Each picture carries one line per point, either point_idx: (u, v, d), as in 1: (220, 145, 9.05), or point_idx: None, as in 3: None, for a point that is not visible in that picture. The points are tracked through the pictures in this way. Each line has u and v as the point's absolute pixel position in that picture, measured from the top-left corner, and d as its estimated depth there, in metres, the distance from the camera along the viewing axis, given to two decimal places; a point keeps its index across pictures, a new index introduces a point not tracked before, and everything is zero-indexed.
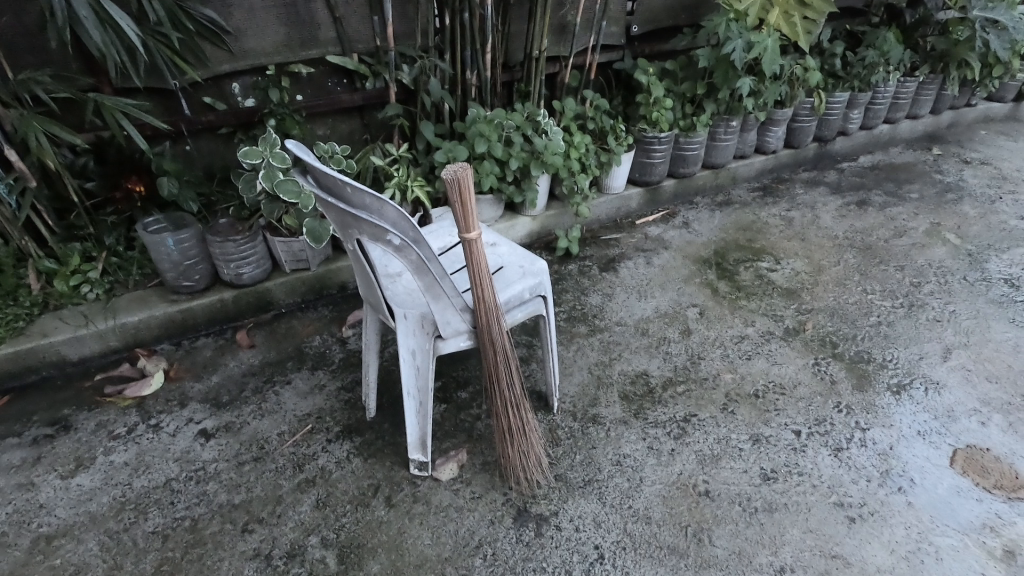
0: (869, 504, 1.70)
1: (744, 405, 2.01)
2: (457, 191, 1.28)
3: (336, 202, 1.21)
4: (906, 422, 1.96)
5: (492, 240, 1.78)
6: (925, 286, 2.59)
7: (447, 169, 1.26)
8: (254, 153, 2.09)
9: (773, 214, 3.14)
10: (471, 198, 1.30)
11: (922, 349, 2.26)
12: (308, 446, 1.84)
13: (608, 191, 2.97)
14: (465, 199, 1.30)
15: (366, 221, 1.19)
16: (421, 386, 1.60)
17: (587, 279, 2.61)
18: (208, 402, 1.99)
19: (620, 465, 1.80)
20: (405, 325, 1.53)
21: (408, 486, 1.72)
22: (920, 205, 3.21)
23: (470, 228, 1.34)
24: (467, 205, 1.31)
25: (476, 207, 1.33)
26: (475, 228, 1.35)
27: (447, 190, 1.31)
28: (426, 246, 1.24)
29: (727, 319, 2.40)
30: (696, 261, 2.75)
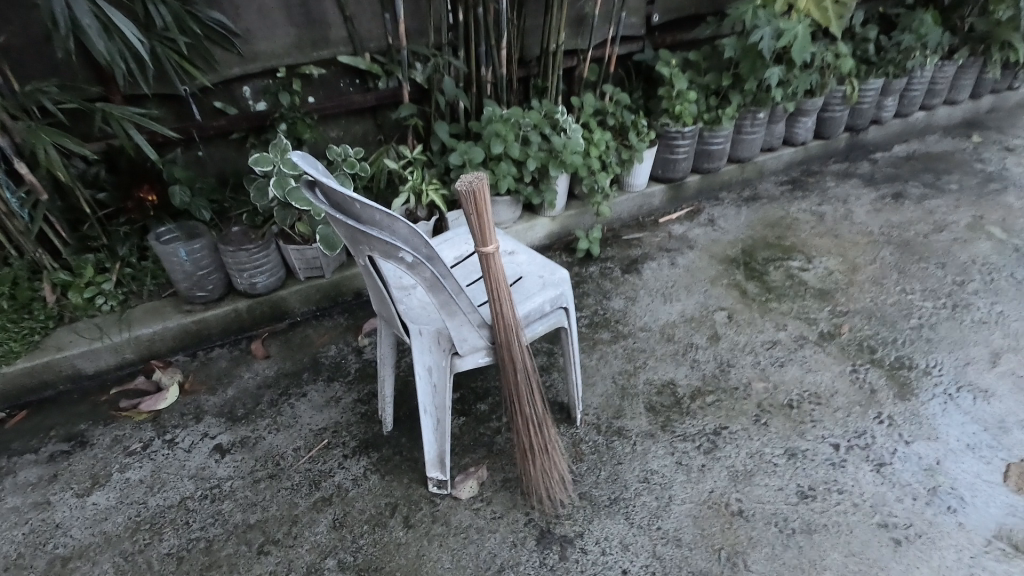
0: (916, 524, 1.60)
1: (778, 417, 1.91)
2: (472, 203, 1.20)
3: (345, 219, 1.14)
4: (954, 435, 1.84)
5: (511, 247, 1.70)
6: (969, 285, 2.45)
7: (461, 179, 1.18)
8: (265, 160, 2.05)
9: (802, 209, 3.01)
10: (486, 209, 1.22)
11: (968, 353, 2.13)
12: (324, 462, 1.79)
13: (629, 189, 2.87)
14: (481, 211, 1.22)
15: (376, 238, 1.12)
16: (437, 403, 1.53)
17: (609, 282, 2.51)
18: (224, 416, 1.95)
19: (647, 482, 1.72)
20: (420, 342, 1.46)
21: (427, 505, 1.66)
22: (961, 197, 3.05)
23: (486, 241, 1.26)
24: (482, 218, 1.23)
25: (493, 218, 1.25)
26: (493, 240, 1.27)
27: (462, 203, 1.23)
28: (440, 263, 1.16)
29: (758, 323, 2.29)
30: (722, 261, 2.63)
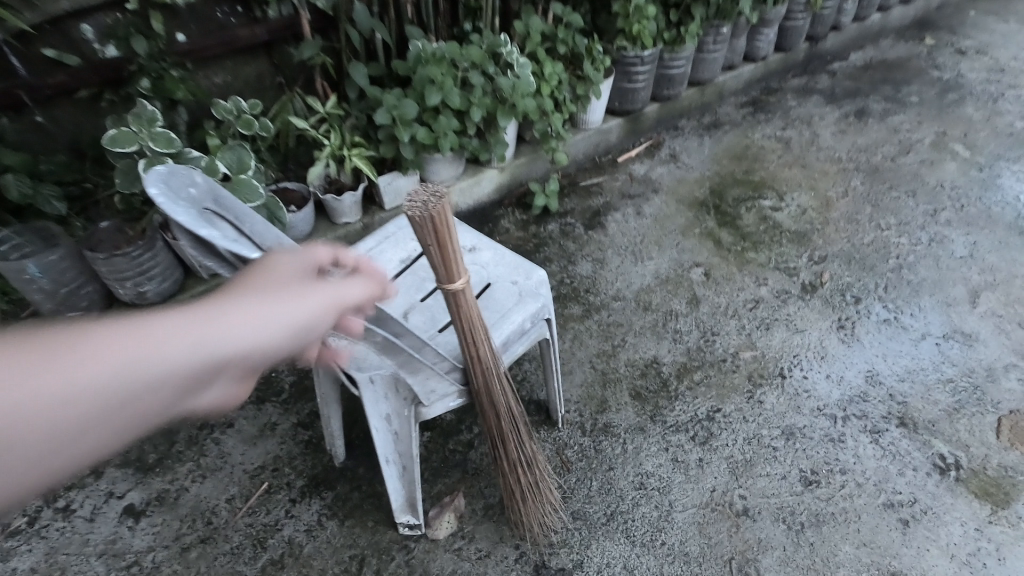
0: (920, 500, 1.53)
1: (772, 390, 1.76)
2: (431, 235, 0.86)
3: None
4: (945, 392, 1.76)
5: (471, 241, 1.35)
6: (940, 215, 2.33)
7: (407, 197, 0.84)
8: (126, 138, 1.55)
9: (767, 135, 2.76)
10: (449, 235, 0.88)
11: (948, 296, 2.03)
12: (267, 513, 1.50)
13: (584, 127, 2.51)
14: (443, 241, 0.88)
15: None
16: (401, 450, 1.25)
17: (572, 241, 2.22)
18: (131, 466, 1.59)
19: (644, 488, 1.55)
20: (373, 391, 1.13)
21: (399, 552, 1.42)
22: (922, 111, 2.89)
23: (452, 276, 0.94)
24: (446, 250, 0.89)
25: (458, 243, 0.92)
26: (460, 271, 0.94)
27: (415, 231, 0.88)
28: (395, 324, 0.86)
29: (737, 279, 2.09)
30: (691, 205, 2.39)
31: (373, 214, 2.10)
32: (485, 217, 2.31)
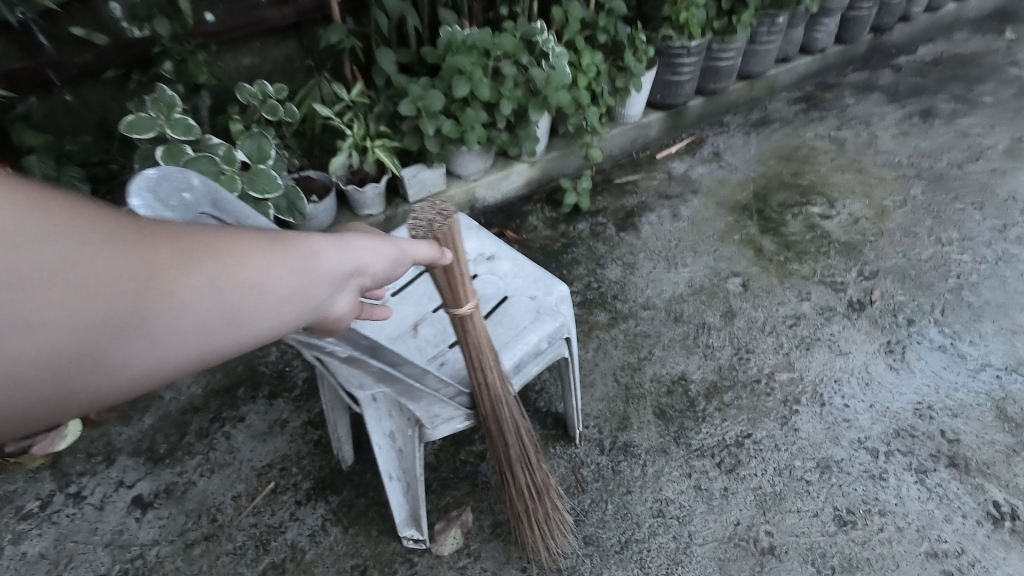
0: (968, 550, 1.40)
1: (808, 417, 1.64)
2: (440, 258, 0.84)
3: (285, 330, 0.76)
4: (1004, 432, 1.60)
5: (489, 249, 1.28)
6: (1010, 231, 2.12)
7: (411, 220, 0.84)
8: (142, 124, 1.53)
9: (819, 134, 2.57)
10: (457, 257, 0.87)
11: (1013, 322, 1.85)
12: (272, 513, 1.47)
13: (622, 121, 2.39)
14: (451, 263, 0.86)
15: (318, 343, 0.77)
16: (405, 468, 1.19)
17: (602, 243, 2.11)
18: (143, 455, 1.59)
19: (662, 516, 1.45)
20: (375, 410, 1.08)
21: (402, 566, 1.38)
22: (997, 113, 2.64)
23: (460, 299, 0.91)
24: (454, 272, 0.87)
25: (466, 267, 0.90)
26: (469, 293, 0.92)
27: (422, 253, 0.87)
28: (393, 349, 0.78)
29: (778, 292, 1.95)
30: (732, 208, 2.24)
31: (397, 206, 2.03)
32: (513, 212, 2.22)
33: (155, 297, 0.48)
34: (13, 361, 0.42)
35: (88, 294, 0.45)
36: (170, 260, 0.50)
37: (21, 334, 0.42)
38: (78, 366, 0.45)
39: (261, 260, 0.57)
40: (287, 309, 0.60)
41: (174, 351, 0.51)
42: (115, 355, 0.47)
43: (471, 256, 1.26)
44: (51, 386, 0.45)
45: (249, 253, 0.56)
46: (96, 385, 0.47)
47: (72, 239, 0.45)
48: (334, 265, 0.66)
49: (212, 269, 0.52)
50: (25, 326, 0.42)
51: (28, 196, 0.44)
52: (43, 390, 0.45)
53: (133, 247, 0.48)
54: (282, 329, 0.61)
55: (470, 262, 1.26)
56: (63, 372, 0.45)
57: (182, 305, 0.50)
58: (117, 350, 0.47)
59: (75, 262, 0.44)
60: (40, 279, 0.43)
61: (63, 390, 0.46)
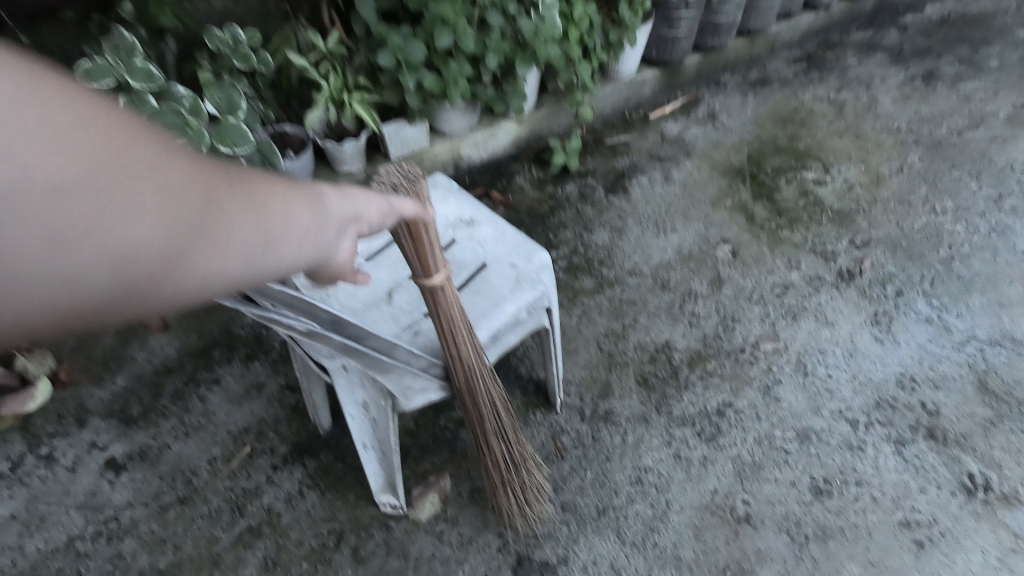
0: (940, 521, 1.42)
1: (791, 387, 1.63)
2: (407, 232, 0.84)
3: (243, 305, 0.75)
4: (984, 404, 1.60)
5: (470, 214, 1.22)
6: (1006, 201, 2.08)
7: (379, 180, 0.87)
8: (100, 71, 1.44)
9: (819, 96, 2.49)
10: (425, 229, 0.85)
11: (1002, 295, 1.83)
12: (248, 478, 1.46)
13: (615, 78, 2.29)
14: (418, 238, 0.85)
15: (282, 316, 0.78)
16: (379, 438, 1.17)
17: (591, 206, 2.05)
18: (116, 417, 1.56)
19: (640, 484, 1.46)
20: (346, 381, 1.07)
21: (379, 531, 1.38)
22: (1002, 78, 2.55)
23: (429, 272, 0.91)
24: (421, 247, 0.87)
25: (435, 238, 0.89)
26: (438, 265, 0.91)
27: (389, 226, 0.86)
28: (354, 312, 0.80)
29: (767, 260, 1.92)
30: (725, 172, 2.18)
31: (377, 163, 1.96)
32: (499, 172, 2.15)
33: (220, 209, 0.46)
34: (88, 258, 0.39)
35: (161, 196, 0.42)
36: (232, 176, 0.48)
37: (98, 229, 0.39)
38: (148, 274, 0.42)
39: (304, 192, 0.55)
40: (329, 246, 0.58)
41: (233, 272, 0.48)
42: (180, 271, 0.44)
43: (449, 221, 1.20)
44: (113, 297, 0.42)
45: (292, 184, 0.54)
46: (156, 301, 0.44)
47: (144, 141, 0.42)
48: (365, 208, 0.64)
49: (267, 192, 0.50)
50: (104, 221, 0.39)
51: (94, 93, 0.41)
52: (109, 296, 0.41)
53: (197, 158, 0.46)
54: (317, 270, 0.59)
55: (448, 227, 1.20)
56: (131, 278, 0.42)
57: (244, 222, 0.47)
58: (184, 262, 0.44)
59: (150, 163, 0.42)
60: (117, 173, 0.40)
61: (126, 301, 0.43)
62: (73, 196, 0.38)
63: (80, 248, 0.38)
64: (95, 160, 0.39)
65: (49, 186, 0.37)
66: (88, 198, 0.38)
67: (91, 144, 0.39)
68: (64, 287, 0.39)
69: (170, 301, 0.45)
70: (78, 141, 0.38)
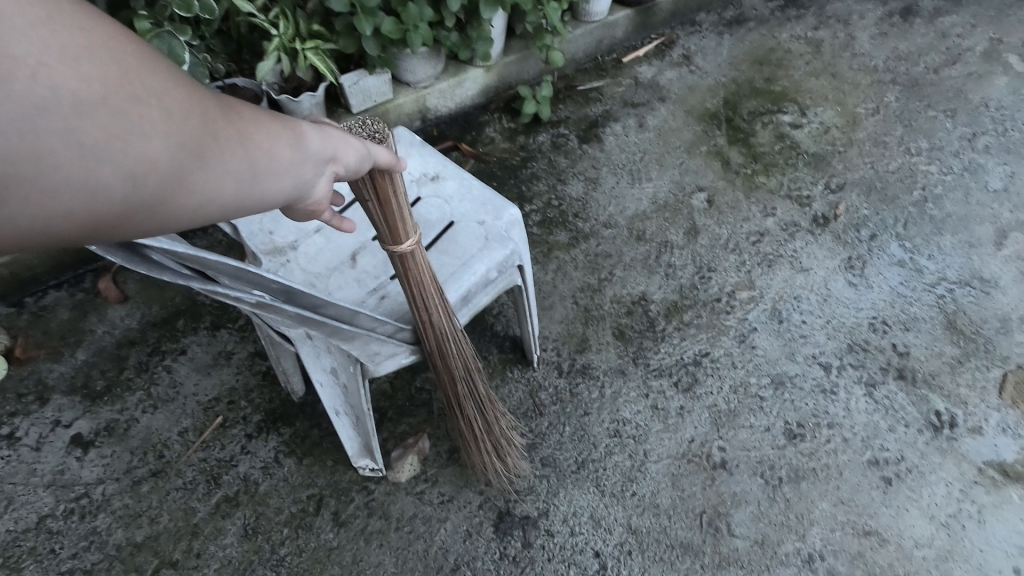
0: (908, 458, 1.46)
1: (766, 335, 1.64)
2: (371, 190, 0.79)
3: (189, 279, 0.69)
4: (952, 344, 1.63)
5: (434, 168, 1.17)
6: (979, 140, 2.07)
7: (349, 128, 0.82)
8: None
9: (796, 35, 2.41)
10: (393, 192, 0.81)
11: (972, 235, 1.84)
12: (222, 448, 1.43)
13: (586, 20, 2.18)
14: (385, 200, 0.81)
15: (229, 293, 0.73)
16: (351, 403, 1.15)
17: (564, 156, 1.99)
18: (78, 393, 1.50)
19: (618, 436, 1.46)
20: (310, 347, 1.04)
21: (359, 494, 1.37)
22: (979, 11, 2.49)
23: (398, 238, 0.87)
24: (388, 211, 0.82)
25: (404, 202, 0.84)
26: (408, 231, 0.87)
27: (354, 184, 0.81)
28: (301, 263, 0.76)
29: (743, 207, 1.89)
30: (700, 118, 2.12)
31: (339, 117, 1.85)
32: (469, 123, 2.06)
33: (209, 139, 0.52)
34: (107, 172, 0.46)
35: (162, 122, 0.48)
36: (219, 110, 0.54)
37: (116, 147, 0.46)
38: (152, 192, 0.49)
39: (280, 129, 0.61)
40: (303, 180, 0.64)
41: (220, 196, 0.55)
42: (180, 185, 0.51)
43: (413, 176, 1.15)
44: (122, 205, 0.48)
45: (267, 121, 0.60)
46: (153, 212, 0.51)
47: (147, 73, 0.48)
48: (343, 151, 0.69)
49: (246, 126, 0.57)
50: (118, 140, 0.46)
51: (103, 27, 0.47)
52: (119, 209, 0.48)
53: (189, 90, 0.52)
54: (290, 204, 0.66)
55: (413, 183, 1.15)
56: (139, 193, 0.48)
57: (228, 151, 0.54)
58: (186, 177, 0.51)
59: (153, 93, 0.48)
60: (126, 100, 0.46)
61: (132, 214, 0.50)
62: (98, 113, 0.44)
63: (101, 163, 0.45)
64: (115, 83, 0.46)
65: (74, 107, 0.43)
66: (110, 114, 0.45)
67: (103, 73, 0.45)
68: (85, 198, 0.46)
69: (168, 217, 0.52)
70: (89, 69, 0.44)
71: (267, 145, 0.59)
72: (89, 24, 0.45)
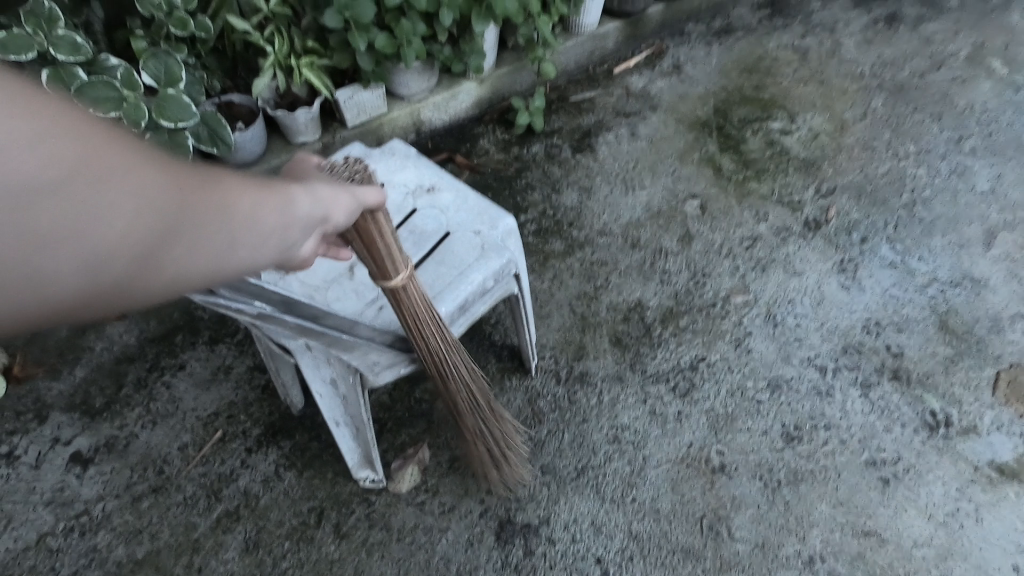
0: (905, 458, 1.47)
1: (762, 338, 1.65)
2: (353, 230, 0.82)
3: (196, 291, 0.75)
4: (945, 344, 1.65)
5: (429, 180, 1.18)
6: (966, 143, 2.10)
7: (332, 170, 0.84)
8: (18, 43, 1.33)
9: (783, 43, 2.45)
10: (377, 233, 0.83)
11: (962, 237, 1.86)
12: (222, 462, 1.43)
13: (577, 32, 2.22)
14: (370, 240, 0.83)
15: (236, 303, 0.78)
16: (350, 414, 1.16)
17: (557, 166, 2.01)
18: (77, 410, 1.50)
19: (617, 442, 1.47)
20: (309, 358, 1.05)
21: (360, 506, 1.37)
22: (962, 17, 2.54)
23: (388, 272, 0.88)
24: (373, 248, 0.84)
25: (391, 238, 0.85)
26: (398, 266, 0.88)
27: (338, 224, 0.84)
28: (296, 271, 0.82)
29: (735, 213, 1.91)
30: (691, 126, 2.15)
31: (334, 132, 1.88)
32: (463, 135, 2.08)
33: (192, 210, 0.54)
34: (66, 260, 0.47)
35: (143, 193, 0.50)
36: (193, 186, 0.54)
37: (75, 236, 0.47)
38: (118, 276, 0.50)
39: (259, 197, 0.61)
40: (287, 243, 0.66)
41: (191, 273, 0.56)
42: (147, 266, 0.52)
43: (409, 188, 1.16)
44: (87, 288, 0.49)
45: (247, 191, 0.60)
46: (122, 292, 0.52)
47: (113, 159, 0.49)
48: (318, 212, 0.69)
49: (222, 200, 0.57)
50: (77, 230, 0.47)
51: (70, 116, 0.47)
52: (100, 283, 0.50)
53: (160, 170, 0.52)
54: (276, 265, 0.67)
55: (409, 195, 1.16)
56: (103, 275, 0.49)
57: (198, 229, 0.55)
58: (154, 258, 0.52)
59: (118, 178, 0.49)
60: (88, 187, 0.47)
61: (99, 296, 0.51)
62: (57, 206, 0.46)
63: (59, 251, 0.46)
64: (78, 172, 0.47)
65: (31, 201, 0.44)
66: (70, 205, 0.46)
67: (63, 164, 0.46)
68: (47, 285, 0.47)
69: (149, 287, 0.53)
70: (49, 160, 0.45)
71: (243, 214, 0.59)
72: (54, 113, 0.46)
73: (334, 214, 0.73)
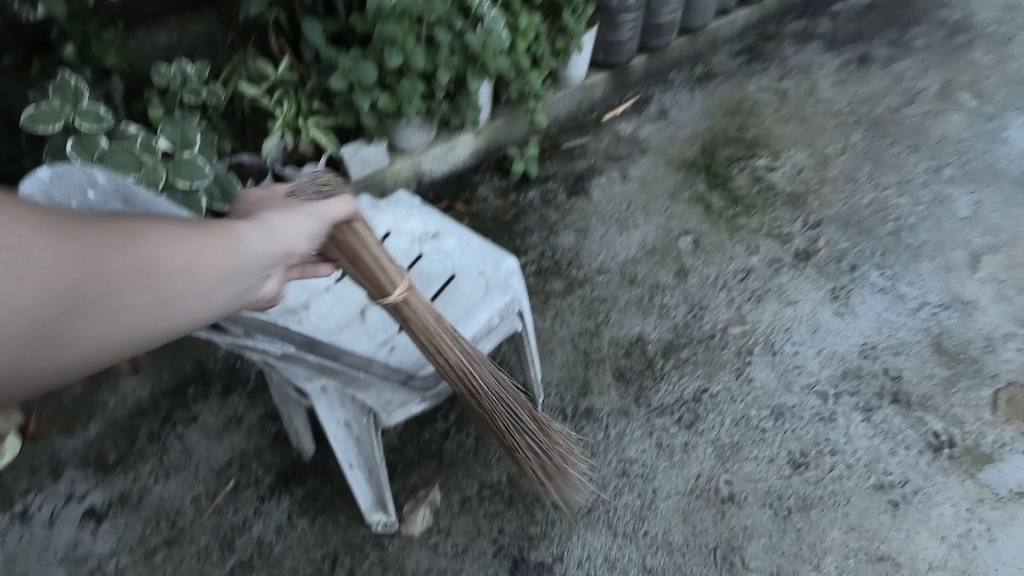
0: (912, 480, 1.48)
1: (762, 367, 1.69)
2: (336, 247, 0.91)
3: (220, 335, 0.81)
4: (942, 365, 1.68)
5: (433, 227, 1.25)
6: (944, 172, 2.20)
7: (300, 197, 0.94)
8: (46, 116, 1.43)
9: (763, 86, 2.58)
10: (360, 244, 0.91)
11: (949, 261, 1.93)
12: (234, 512, 1.44)
13: (566, 84, 2.33)
14: (353, 255, 0.92)
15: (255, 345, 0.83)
16: (365, 455, 1.18)
17: (554, 210, 2.09)
18: (91, 465, 1.52)
19: (627, 476, 1.49)
20: (326, 399, 1.08)
21: (373, 550, 1.37)
22: (929, 56, 2.69)
23: (382, 287, 0.94)
24: (360, 261, 0.92)
25: (376, 249, 0.93)
26: (392, 279, 0.94)
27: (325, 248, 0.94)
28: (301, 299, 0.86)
29: (728, 247, 1.98)
30: (680, 167, 2.24)
31: None
32: (462, 184, 2.18)
33: (126, 255, 0.61)
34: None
35: (55, 263, 0.57)
36: (108, 247, 0.61)
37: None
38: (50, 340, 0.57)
39: (188, 245, 0.67)
40: (234, 279, 0.71)
41: (125, 328, 0.62)
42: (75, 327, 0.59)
43: (415, 235, 1.22)
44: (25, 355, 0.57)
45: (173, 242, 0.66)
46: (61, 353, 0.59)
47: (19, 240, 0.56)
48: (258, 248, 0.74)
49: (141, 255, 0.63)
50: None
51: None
52: (45, 326, 0.57)
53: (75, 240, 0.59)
54: (237, 301, 0.74)
55: (415, 241, 1.22)
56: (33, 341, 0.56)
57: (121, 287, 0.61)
58: (79, 318, 0.59)
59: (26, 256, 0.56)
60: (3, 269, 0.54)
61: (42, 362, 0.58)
62: None
63: None
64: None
65: None
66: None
67: None
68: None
69: (95, 331, 0.60)
70: None
71: (167, 264, 0.64)
72: None
73: (295, 244, 0.79)
